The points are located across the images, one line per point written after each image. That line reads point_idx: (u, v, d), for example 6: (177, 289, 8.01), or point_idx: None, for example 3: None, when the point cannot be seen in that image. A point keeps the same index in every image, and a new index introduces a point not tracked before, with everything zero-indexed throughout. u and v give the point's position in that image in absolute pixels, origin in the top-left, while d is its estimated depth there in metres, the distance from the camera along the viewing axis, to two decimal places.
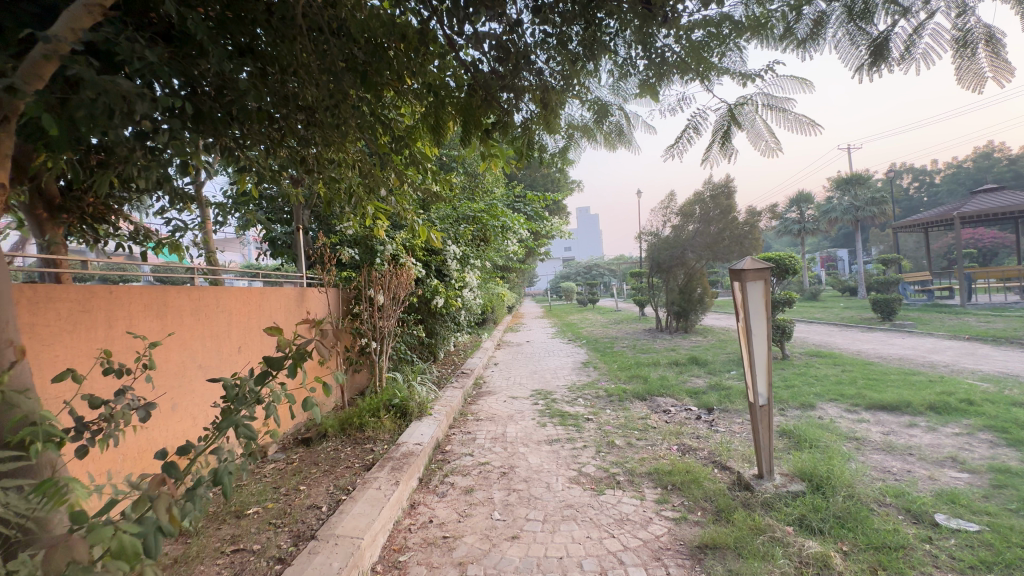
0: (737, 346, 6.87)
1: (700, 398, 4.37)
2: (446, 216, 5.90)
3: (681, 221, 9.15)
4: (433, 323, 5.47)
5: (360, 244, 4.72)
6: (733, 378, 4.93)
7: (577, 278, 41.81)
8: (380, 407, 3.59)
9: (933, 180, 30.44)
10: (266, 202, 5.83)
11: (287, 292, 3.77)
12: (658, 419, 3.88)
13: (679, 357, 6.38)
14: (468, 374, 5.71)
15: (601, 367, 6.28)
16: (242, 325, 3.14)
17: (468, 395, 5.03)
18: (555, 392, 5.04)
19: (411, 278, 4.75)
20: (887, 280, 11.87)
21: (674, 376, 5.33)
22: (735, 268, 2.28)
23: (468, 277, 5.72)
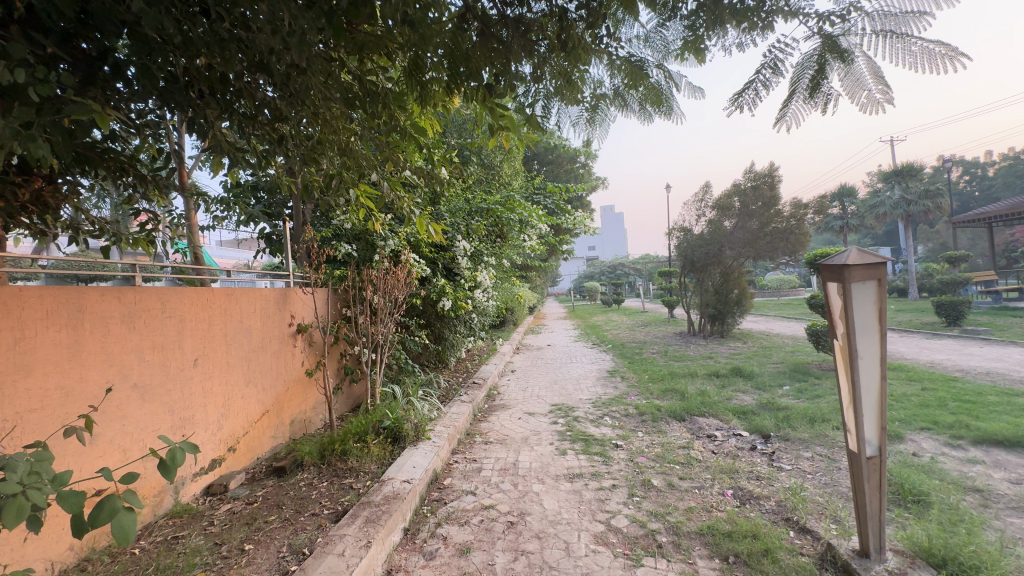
0: (783, 355, 6.08)
1: (752, 421, 3.66)
2: (457, 209, 5.36)
3: (716, 215, 8.31)
4: (441, 327, 4.90)
5: (359, 239, 4.40)
6: (788, 396, 4.18)
7: (602, 278, 40.84)
8: (370, 430, 3.05)
9: (986, 172, 28.37)
10: (265, 194, 5.39)
11: (266, 292, 3.25)
12: (703, 447, 3.20)
13: (717, 367, 5.65)
14: (479, 384, 5.11)
15: (630, 377, 5.59)
16: (201, 333, 2.62)
17: (478, 410, 4.44)
18: (578, 408, 4.40)
19: (412, 277, 4.21)
20: (949, 280, 10.74)
21: (716, 391, 4.61)
22: (833, 263, 1.61)
23: (481, 276, 5.16)
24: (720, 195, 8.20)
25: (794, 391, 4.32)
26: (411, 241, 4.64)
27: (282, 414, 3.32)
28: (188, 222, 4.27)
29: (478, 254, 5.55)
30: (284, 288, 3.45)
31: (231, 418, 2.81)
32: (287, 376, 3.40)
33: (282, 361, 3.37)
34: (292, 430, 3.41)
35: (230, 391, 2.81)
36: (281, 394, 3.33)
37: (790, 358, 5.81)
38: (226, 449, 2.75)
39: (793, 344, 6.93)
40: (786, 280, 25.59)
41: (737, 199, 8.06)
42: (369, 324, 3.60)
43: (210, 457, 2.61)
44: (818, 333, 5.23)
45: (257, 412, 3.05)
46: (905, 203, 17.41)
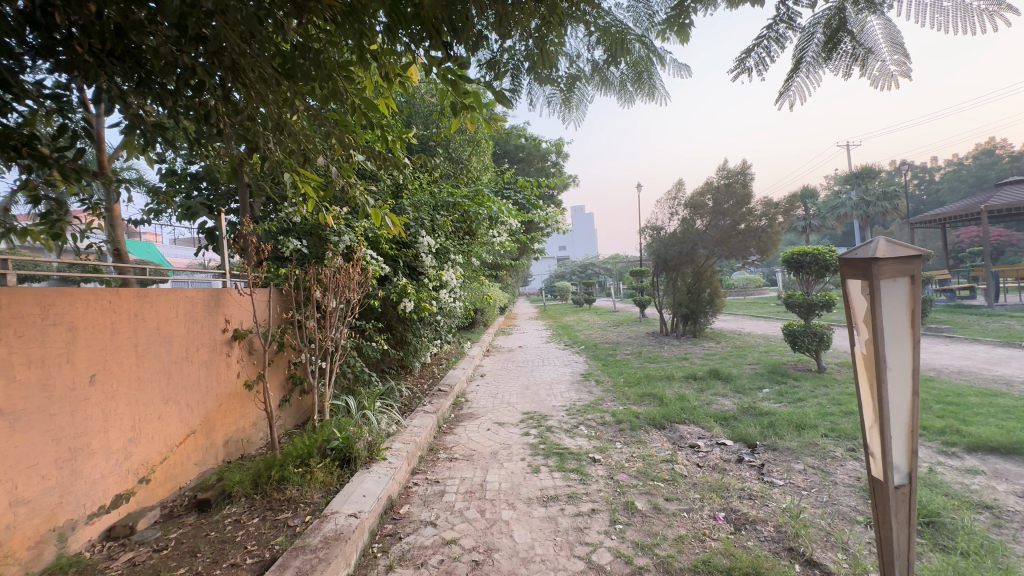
0: (758, 356, 5.96)
1: (736, 429, 3.43)
2: (421, 203, 4.98)
3: (689, 213, 8.19)
4: (404, 330, 4.52)
5: (310, 235, 3.98)
6: (769, 401, 4.00)
7: (572, 277, 40.95)
8: (315, 452, 2.64)
9: (933, 177, 29.87)
10: (208, 185, 4.88)
11: (193, 294, 2.80)
12: (687, 460, 2.95)
13: (694, 369, 5.45)
14: (446, 392, 4.73)
15: (605, 381, 5.34)
16: (101, 343, 2.17)
17: (443, 421, 4.08)
18: (552, 417, 4.09)
19: (369, 275, 3.81)
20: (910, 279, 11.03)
21: (694, 395, 4.40)
22: (860, 257, 1.34)
23: (447, 276, 4.78)
24: (693, 193, 8.08)
25: (774, 395, 4.14)
26: (370, 237, 4.24)
27: (213, 434, 2.88)
28: (109, 214, 3.76)
29: (445, 252, 5.18)
30: (217, 290, 3.01)
31: (143, 444, 2.37)
32: (219, 390, 2.96)
33: (213, 373, 2.93)
34: (226, 452, 2.97)
35: (141, 411, 2.36)
36: (212, 411, 2.89)
37: (765, 360, 5.69)
38: (136, 480, 2.31)
39: (766, 344, 6.85)
40: (751, 279, 26.16)
41: (710, 197, 7.95)
42: (316, 330, 3.17)
43: (111, 493, 2.16)
44: (794, 332, 5.09)
45: (179, 433, 2.61)
46: (864, 205, 17.99)
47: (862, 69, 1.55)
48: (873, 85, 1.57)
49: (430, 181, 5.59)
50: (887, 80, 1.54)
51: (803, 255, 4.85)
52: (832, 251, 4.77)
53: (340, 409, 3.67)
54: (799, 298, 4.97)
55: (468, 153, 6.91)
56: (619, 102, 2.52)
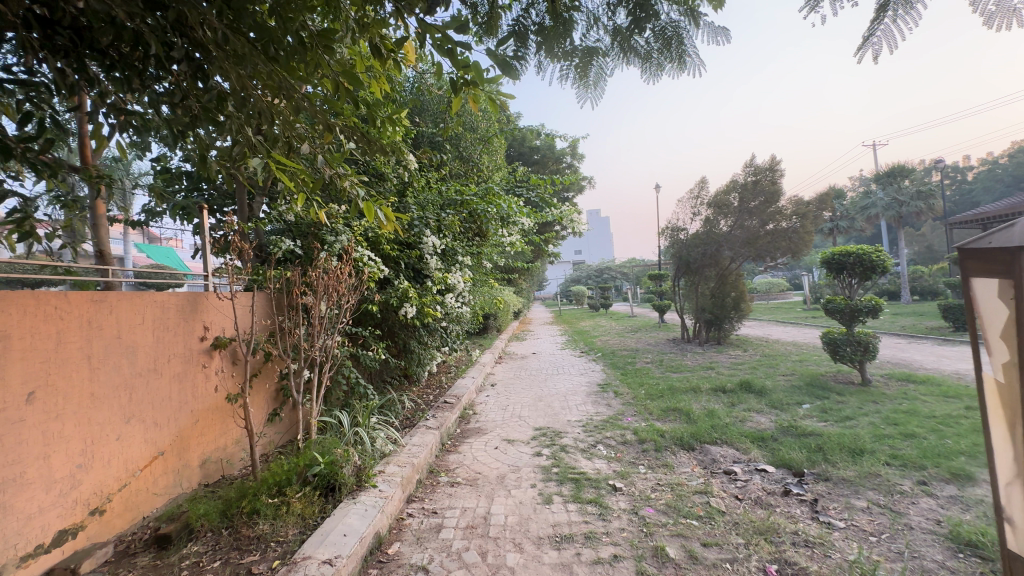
0: (791, 366, 5.50)
1: (777, 454, 3.00)
2: (427, 202, 4.69)
3: (713, 213, 7.71)
4: (406, 337, 4.20)
5: (306, 234, 3.70)
6: (811, 419, 3.55)
7: (588, 282, 40.39)
8: (293, 480, 2.31)
9: (966, 177, 28.65)
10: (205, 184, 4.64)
11: (165, 298, 2.52)
12: (724, 491, 2.54)
13: (723, 380, 5.00)
14: (452, 404, 4.38)
15: (624, 393, 4.93)
16: (43, 354, 1.88)
17: (448, 437, 3.73)
18: (567, 434, 3.70)
19: (365, 278, 3.49)
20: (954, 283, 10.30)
21: (725, 410, 3.97)
22: (1002, 243, 0.95)
23: (454, 279, 4.45)
24: (717, 191, 7.63)
25: (817, 412, 3.69)
26: (370, 237, 3.95)
27: (186, 455, 2.58)
28: (93, 213, 3.50)
29: (452, 253, 4.86)
30: (195, 293, 2.73)
31: (97, 470, 2.07)
32: (196, 405, 2.66)
33: (189, 386, 2.63)
34: (202, 473, 2.67)
35: (95, 432, 2.07)
36: (187, 428, 2.60)
37: (800, 371, 5.22)
38: (86, 512, 2.01)
39: (799, 353, 6.35)
40: (774, 283, 25.23)
41: (735, 196, 7.48)
42: (301, 337, 2.83)
43: (52, 530, 1.87)
44: (835, 341, 4.62)
45: (144, 456, 2.31)
46: (896, 205, 17.17)
47: (972, 3, 1.22)
48: (983, 26, 1.24)
49: (436, 180, 5.29)
50: (1005, 18, 1.20)
51: (845, 256, 4.39)
52: (878, 251, 4.29)
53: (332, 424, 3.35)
54: (840, 303, 4.50)
55: (479, 151, 6.60)
56: (643, 75, 2.17)
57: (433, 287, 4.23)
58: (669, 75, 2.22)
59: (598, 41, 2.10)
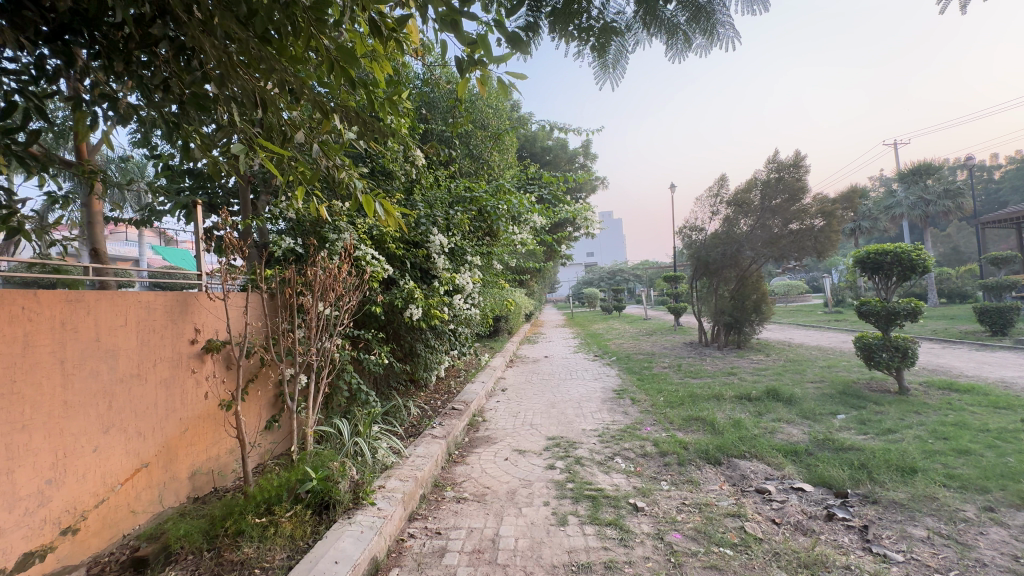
0: (820, 372, 5.18)
1: (815, 472, 2.73)
2: (435, 199, 4.50)
3: (732, 212, 7.41)
4: (412, 340, 4.00)
5: (309, 232, 3.54)
6: (849, 431, 3.27)
7: (601, 284, 39.97)
8: (284, 497, 2.10)
9: (993, 176, 27.72)
10: (207, 182, 4.50)
11: (151, 298, 2.34)
12: (759, 515, 2.28)
13: (747, 387, 4.71)
14: (460, 411, 4.16)
15: (642, 401, 4.67)
16: (7, 360, 1.71)
17: (455, 447, 3.51)
18: (581, 445, 3.47)
19: (368, 278, 3.30)
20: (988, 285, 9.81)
21: (752, 420, 3.70)
22: None
23: (462, 279, 4.24)
24: (737, 189, 7.33)
25: (855, 423, 3.40)
26: (374, 235, 3.78)
27: (174, 466, 2.41)
28: (87, 210, 3.39)
29: (461, 253, 4.65)
30: (185, 293, 2.55)
31: (70, 485, 1.90)
32: (185, 413, 2.49)
33: (177, 392, 2.45)
34: (191, 486, 2.49)
35: (67, 444, 1.90)
36: (174, 438, 2.42)
37: (829, 378, 4.91)
38: (57, 532, 1.84)
39: (826, 359, 6.02)
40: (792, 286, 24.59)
41: (757, 194, 7.17)
42: (293, 341, 2.58)
43: (16, 552, 1.70)
44: (870, 345, 4.31)
45: (125, 469, 2.14)
46: (922, 205, 16.58)
47: None
48: None
49: (444, 177, 5.10)
50: None
51: (881, 254, 4.08)
52: (918, 250, 3.99)
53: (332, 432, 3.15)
54: (876, 306, 4.20)
55: (489, 148, 6.41)
56: (667, 53, 1.95)
57: (440, 287, 4.02)
58: (697, 53, 1.98)
59: (618, 16, 1.89)
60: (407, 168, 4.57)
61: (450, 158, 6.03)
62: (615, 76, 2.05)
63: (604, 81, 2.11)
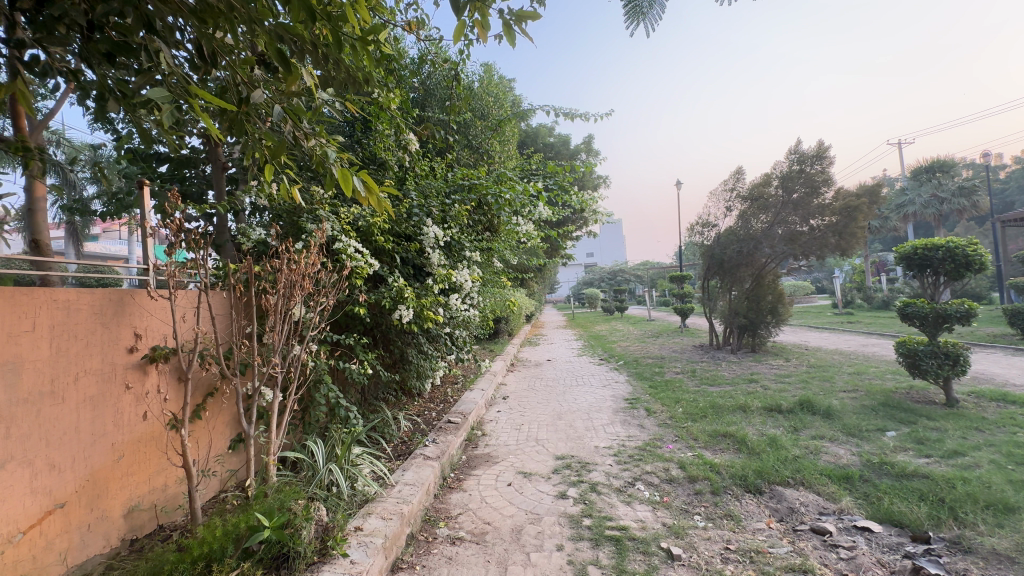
0: (851, 381, 4.74)
1: (881, 507, 2.27)
2: (429, 189, 4.06)
3: (748, 207, 6.97)
4: (404, 345, 3.54)
5: (286, 223, 3.16)
6: (907, 453, 2.82)
7: (602, 285, 39.56)
8: (228, 551, 1.65)
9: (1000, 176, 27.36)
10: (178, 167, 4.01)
11: (72, 296, 1.89)
12: (828, 568, 1.83)
13: (774, 397, 4.28)
14: (457, 424, 3.72)
15: (659, 412, 4.22)
16: None
17: (451, 468, 3.06)
18: (596, 466, 3.02)
19: (350, 273, 2.85)
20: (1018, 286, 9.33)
21: (790, 437, 3.25)
22: None
23: (460, 276, 3.79)
24: (753, 182, 6.89)
25: (911, 443, 2.95)
26: (361, 226, 3.34)
27: (102, 503, 1.95)
28: (27, 196, 2.95)
29: (458, 247, 4.20)
30: (121, 291, 2.09)
31: None
32: (118, 437, 2.03)
33: (108, 412, 2.00)
34: (126, 526, 2.04)
35: None
36: (104, 468, 1.97)
37: (863, 388, 4.46)
38: None
39: (852, 366, 5.58)
40: (798, 287, 24.15)
41: (775, 187, 6.72)
42: (252, 349, 2.08)
43: None
44: (915, 351, 3.86)
45: (29, 513, 1.68)
46: (936, 203, 16.15)
47: None
48: None
49: (441, 165, 4.66)
50: None
51: (932, 250, 3.64)
52: (974, 245, 3.54)
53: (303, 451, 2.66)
54: (924, 307, 3.77)
55: (491, 138, 5.98)
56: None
57: (435, 285, 3.57)
58: None
59: None
60: (400, 155, 4.13)
61: (449, 146, 5.59)
62: (650, 20, 1.60)
63: (636, 27, 1.66)
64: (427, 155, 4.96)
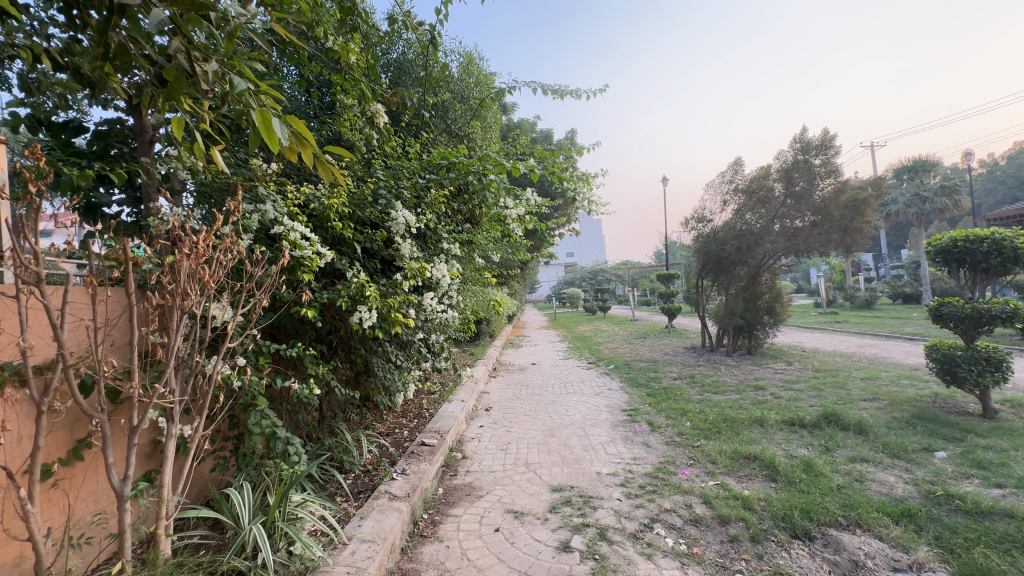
0: (868, 388, 4.33)
1: (970, 561, 1.80)
2: (400, 169, 3.47)
3: (746, 202, 6.56)
4: (367, 354, 2.93)
5: (219, 205, 2.54)
6: (972, 482, 2.36)
7: (584, 285, 39.33)
8: None
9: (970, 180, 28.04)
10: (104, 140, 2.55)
11: None
12: None
13: (790, 408, 3.82)
14: (433, 447, 3.13)
15: (664, 427, 3.71)
16: None
17: (423, 508, 2.46)
18: (602, 503, 2.47)
19: (295, 264, 2.23)
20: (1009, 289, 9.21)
21: (825, 459, 2.78)
22: None
23: (437, 271, 3.21)
24: (752, 175, 6.49)
25: (970, 467, 2.51)
26: (314, 209, 2.74)
27: None
28: None
29: (434, 238, 3.63)
30: None
31: None
32: None
33: None
34: None
35: None
36: None
37: (885, 396, 4.03)
38: None
39: (862, 370, 5.19)
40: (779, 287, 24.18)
41: (775, 180, 6.33)
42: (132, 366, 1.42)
43: None
44: (951, 356, 3.42)
45: None
46: (918, 202, 16.19)
47: None
48: None
49: (416, 146, 4.06)
50: None
51: (974, 242, 3.24)
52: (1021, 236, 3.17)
53: (221, 498, 1.92)
54: (961, 307, 3.36)
55: (472, 120, 5.39)
56: None
57: (406, 281, 2.97)
58: None
59: None
60: (368, 131, 3.52)
61: (427, 128, 4.99)
62: None
63: None
64: (402, 135, 4.35)
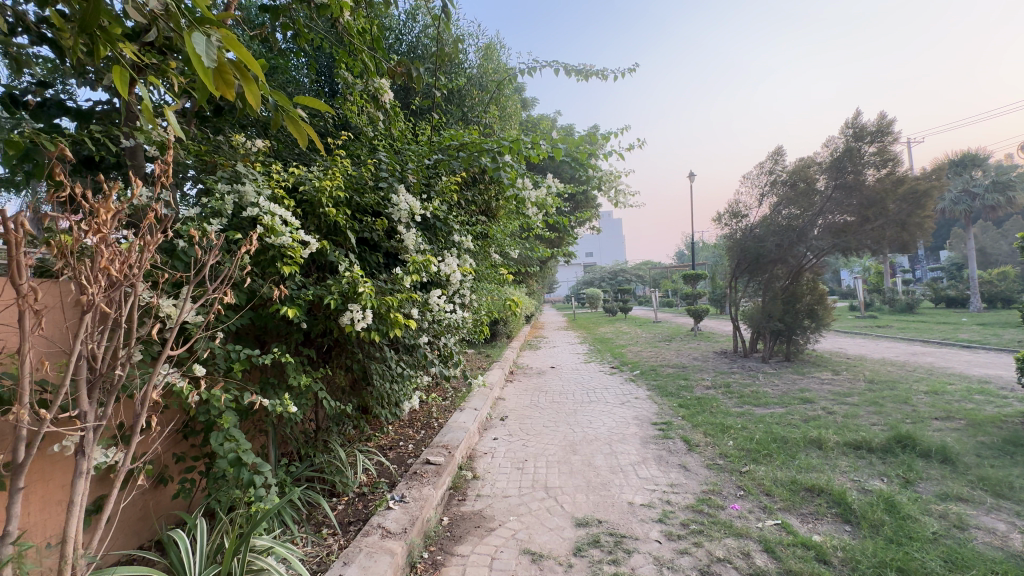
0: (939, 405, 3.77)
1: None
2: (407, 151, 3.09)
3: (787, 195, 6.01)
4: (365, 360, 2.55)
5: (194, 186, 2.19)
6: None
7: (603, 285, 38.62)
8: None
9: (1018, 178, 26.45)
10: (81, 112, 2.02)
11: None
12: None
13: (849, 428, 3.31)
14: (441, 466, 2.74)
15: (703, 446, 3.25)
16: None
17: (423, 544, 2.07)
18: (638, 545, 2.04)
19: (271, 253, 1.86)
20: None
21: (909, 496, 2.29)
22: None
23: (446, 265, 2.83)
24: (795, 166, 5.94)
25: None
26: (305, 192, 2.37)
27: None
28: None
29: (444, 230, 3.25)
30: None
31: None
32: None
33: None
34: None
35: None
36: None
37: (961, 414, 3.48)
38: None
39: (923, 382, 4.62)
40: None
41: (819, 172, 5.79)
42: (23, 381, 1.03)
43: None
44: None
45: None
46: (965, 199, 15.17)
47: None
48: None
49: (427, 128, 3.68)
50: None
51: None
52: None
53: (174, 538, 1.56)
54: None
55: (490, 107, 4.99)
56: None
57: (409, 276, 2.59)
58: None
59: None
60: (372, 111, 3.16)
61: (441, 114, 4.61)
62: None
63: None
64: (412, 118, 3.97)
